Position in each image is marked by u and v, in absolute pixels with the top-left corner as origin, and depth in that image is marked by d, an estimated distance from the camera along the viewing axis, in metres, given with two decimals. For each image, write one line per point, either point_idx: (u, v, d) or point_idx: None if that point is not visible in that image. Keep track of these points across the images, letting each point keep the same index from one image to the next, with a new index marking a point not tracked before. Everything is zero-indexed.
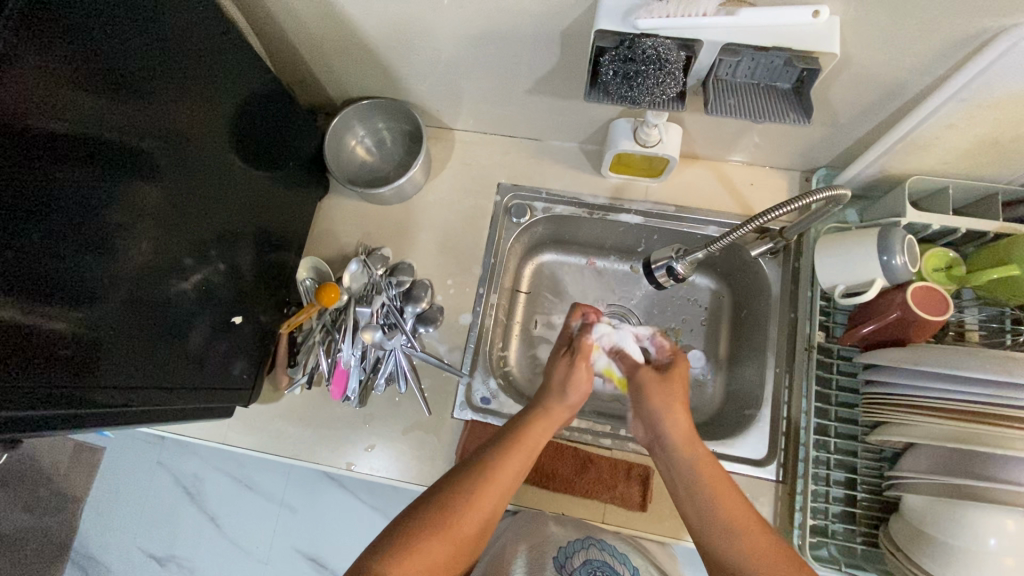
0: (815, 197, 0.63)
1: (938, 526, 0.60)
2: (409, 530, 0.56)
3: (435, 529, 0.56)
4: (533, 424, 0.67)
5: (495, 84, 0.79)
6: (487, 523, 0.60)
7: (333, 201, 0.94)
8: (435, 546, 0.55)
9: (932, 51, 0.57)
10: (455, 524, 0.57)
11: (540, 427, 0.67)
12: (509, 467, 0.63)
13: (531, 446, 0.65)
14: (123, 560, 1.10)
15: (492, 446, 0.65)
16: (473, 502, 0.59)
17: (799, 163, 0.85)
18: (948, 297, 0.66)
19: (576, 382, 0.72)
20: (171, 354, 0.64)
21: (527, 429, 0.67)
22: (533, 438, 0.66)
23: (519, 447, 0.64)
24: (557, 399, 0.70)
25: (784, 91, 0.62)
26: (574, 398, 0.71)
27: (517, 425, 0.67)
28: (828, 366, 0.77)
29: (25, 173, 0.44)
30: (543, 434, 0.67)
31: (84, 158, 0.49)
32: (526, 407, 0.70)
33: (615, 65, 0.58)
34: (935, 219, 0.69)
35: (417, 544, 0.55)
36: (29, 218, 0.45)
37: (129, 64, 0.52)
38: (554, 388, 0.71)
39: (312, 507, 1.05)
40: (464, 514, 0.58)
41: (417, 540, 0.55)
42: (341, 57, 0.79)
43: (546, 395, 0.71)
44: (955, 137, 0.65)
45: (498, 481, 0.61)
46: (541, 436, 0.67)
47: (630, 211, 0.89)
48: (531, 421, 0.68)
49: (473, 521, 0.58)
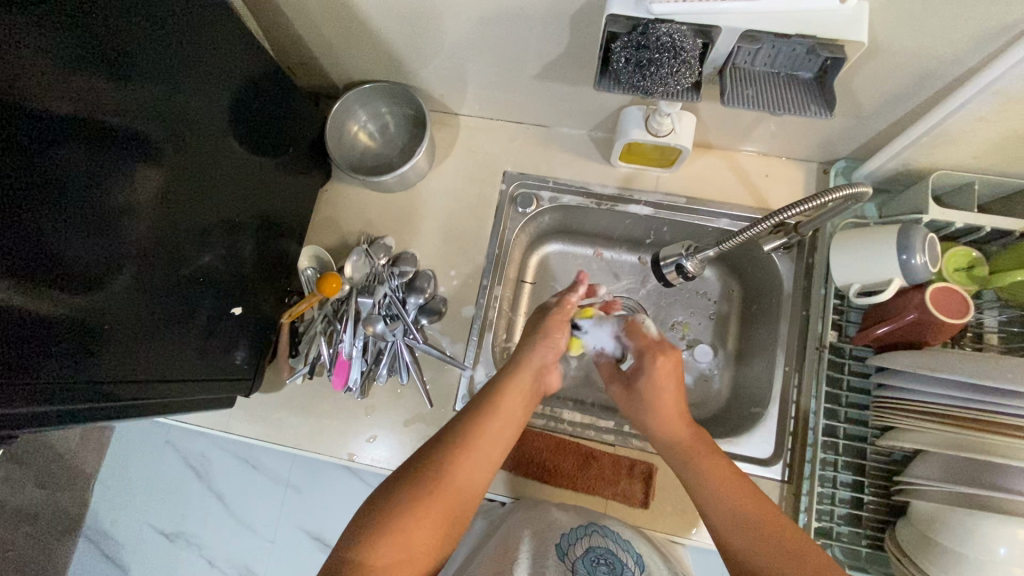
0: (832, 196, 0.60)
1: (949, 532, 0.58)
2: (391, 506, 0.53)
3: (417, 503, 0.53)
4: (510, 386, 0.65)
5: (501, 67, 0.76)
6: (473, 491, 0.57)
7: (336, 188, 0.92)
8: (420, 526, 0.52)
9: (967, 38, 0.54)
10: (438, 496, 0.54)
11: (516, 388, 0.65)
12: (487, 432, 0.60)
13: (508, 411, 0.63)
14: (133, 536, 1.11)
15: (468, 413, 0.62)
16: (457, 470, 0.56)
17: (817, 155, 0.82)
18: (971, 298, 0.64)
19: (550, 341, 0.70)
20: (171, 342, 0.63)
21: (504, 392, 0.64)
22: (510, 403, 0.63)
23: (496, 411, 0.62)
24: (534, 362, 0.68)
25: (805, 81, 0.59)
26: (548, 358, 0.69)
27: (493, 389, 0.64)
28: (839, 367, 0.75)
29: (27, 156, 0.44)
30: (520, 397, 0.65)
31: (89, 139, 0.49)
32: (498, 370, 0.68)
33: (627, 52, 0.55)
34: (959, 217, 0.66)
35: (400, 523, 0.52)
36: (32, 199, 0.45)
37: (133, 45, 0.51)
38: (531, 346, 0.69)
39: (317, 488, 1.05)
40: (450, 486, 0.55)
41: (402, 518, 0.52)
42: (342, 39, 0.76)
43: (518, 354, 0.69)
44: (985, 131, 0.61)
45: (479, 450, 0.59)
46: (518, 397, 0.65)
47: (639, 202, 0.86)
48: (509, 381, 0.65)
49: (455, 491, 0.55)
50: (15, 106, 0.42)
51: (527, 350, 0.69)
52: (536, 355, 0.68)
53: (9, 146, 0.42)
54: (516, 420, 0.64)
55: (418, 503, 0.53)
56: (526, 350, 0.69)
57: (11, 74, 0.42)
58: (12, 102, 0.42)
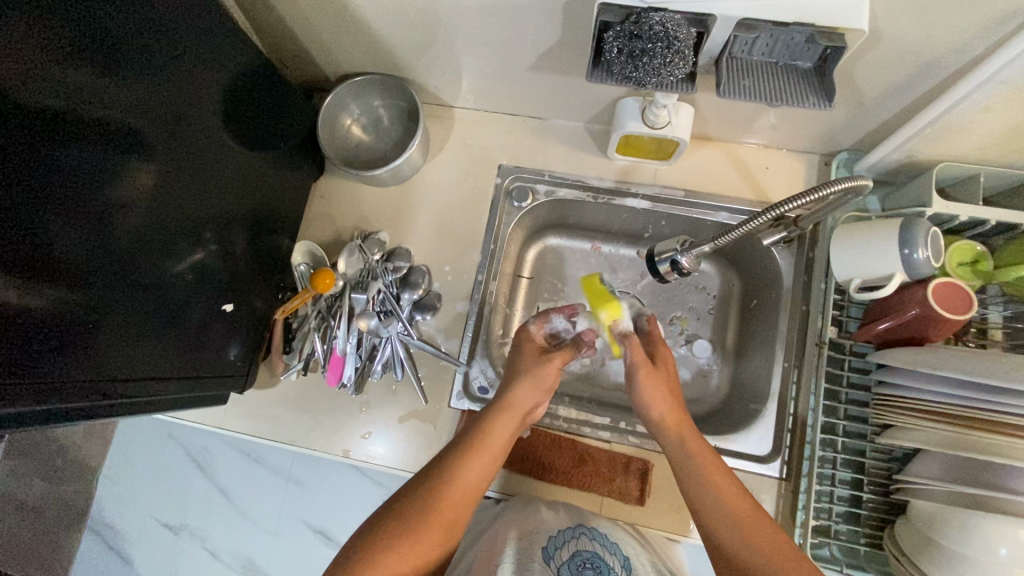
0: (832, 188, 0.59)
1: (947, 533, 0.58)
2: (370, 544, 0.54)
3: (396, 543, 0.54)
4: (497, 421, 0.64)
5: (494, 59, 0.75)
6: (453, 529, 0.57)
7: (330, 182, 0.91)
8: (402, 562, 0.53)
9: (973, 25, 0.52)
10: (416, 534, 0.54)
11: (501, 425, 0.64)
12: (469, 470, 0.60)
13: (492, 444, 0.62)
14: (137, 529, 1.12)
15: (451, 451, 0.62)
16: (437, 510, 0.56)
17: (819, 147, 0.80)
18: (972, 293, 0.63)
19: (538, 380, 0.68)
20: (164, 339, 0.62)
21: (489, 426, 0.63)
22: (494, 437, 0.63)
23: (481, 448, 0.61)
24: (525, 399, 0.66)
25: (804, 71, 0.58)
26: (534, 396, 0.67)
27: (480, 422, 0.64)
28: (838, 363, 0.74)
29: (20, 152, 0.44)
30: (506, 430, 0.64)
31: (80, 137, 0.48)
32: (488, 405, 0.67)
33: (619, 42, 0.54)
34: (964, 210, 0.65)
35: (376, 560, 0.52)
36: (24, 194, 0.45)
37: (125, 39, 0.51)
38: (519, 385, 0.67)
39: (318, 482, 1.05)
40: (427, 525, 0.55)
41: (379, 556, 0.52)
42: (333, 30, 0.75)
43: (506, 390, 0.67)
44: (989, 122, 0.60)
45: (457, 484, 0.58)
46: (504, 432, 0.64)
47: (637, 195, 0.85)
48: (494, 419, 0.64)
49: (432, 532, 0.55)
50: (7, 99, 0.42)
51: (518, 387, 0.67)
52: (521, 397, 0.66)
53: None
54: (501, 454, 0.63)
55: (395, 543, 0.54)
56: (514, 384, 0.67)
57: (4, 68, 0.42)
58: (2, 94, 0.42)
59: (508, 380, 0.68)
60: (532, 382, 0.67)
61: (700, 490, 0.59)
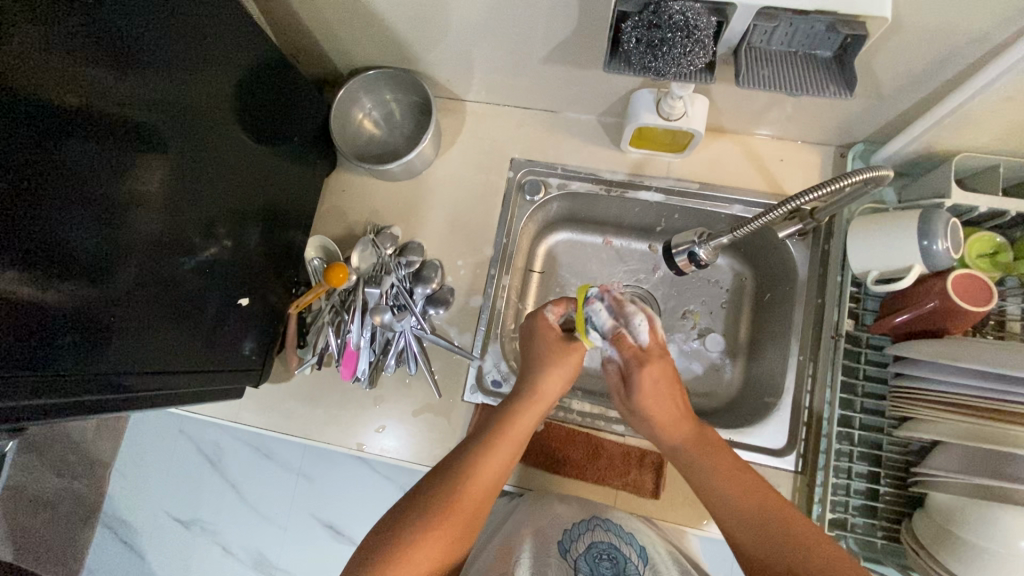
0: (852, 178, 0.58)
1: (968, 527, 0.57)
2: (396, 534, 0.54)
3: (421, 534, 0.54)
4: (518, 415, 0.64)
5: (507, 51, 0.74)
6: (476, 522, 0.57)
7: (341, 177, 0.91)
8: (426, 554, 0.53)
9: (997, 12, 0.51)
10: (441, 526, 0.54)
11: (524, 418, 0.64)
12: (494, 463, 0.60)
13: (513, 440, 0.62)
14: (149, 523, 1.13)
15: (471, 445, 0.62)
16: (462, 503, 0.56)
17: (834, 138, 0.80)
18: (993, 284, 0.62)
19: (561, 371, 0.67)
20: (179, 332, 0.62)
21: (513, 420, 0.64)
22: (518, 430, 0.63)
23: (505, 440, 0.62)
24: (542, 393, 0.66)
25: (824, 61, 0.57)
26: (554, 389, 0.68)
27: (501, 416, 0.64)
28: (855, 355, 0.74)
29: (38, 149, 0.44)
30: (527, 424, 0.64)
31: (97, 132, 0.49)
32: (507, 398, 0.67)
33: (638, 32, 0.54)
34: (983, 201, 0.64)
35: (402, 552, 0.52)
36: (42, 190, 0.45)
37: (137, 34, 0.51)
38: (541, 376, 0.67)
39: (328, 476, 1.05)
40: (452, 517, 0.55)
41: (406, 548, 0.52)
42: (345, 24, 0.74)
43: (529, 383, 0.67)
44: (1012, 111, 0.59)
45: (480, 478, 0.59)
46: (527, 425, 0.64)
47: (650, 188, 0.84)
48: (515, 415, 0.64)
49: (456, 522, 0.55)
50: (22, 95, 0.42)
51: (540, 381, 0.67)
52: (547, 387, 0.67)
53: (15, 137, 0.42)
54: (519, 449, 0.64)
55: (420, 534, 0.54)
56: (532, 374, 0.67)
57: (14, 63, 0.42)
58: (19, 91, 0.42)
59: (529, 371, 0.68)
60: (552, 367, 0.67)
61: (718, 489, 0.58)
